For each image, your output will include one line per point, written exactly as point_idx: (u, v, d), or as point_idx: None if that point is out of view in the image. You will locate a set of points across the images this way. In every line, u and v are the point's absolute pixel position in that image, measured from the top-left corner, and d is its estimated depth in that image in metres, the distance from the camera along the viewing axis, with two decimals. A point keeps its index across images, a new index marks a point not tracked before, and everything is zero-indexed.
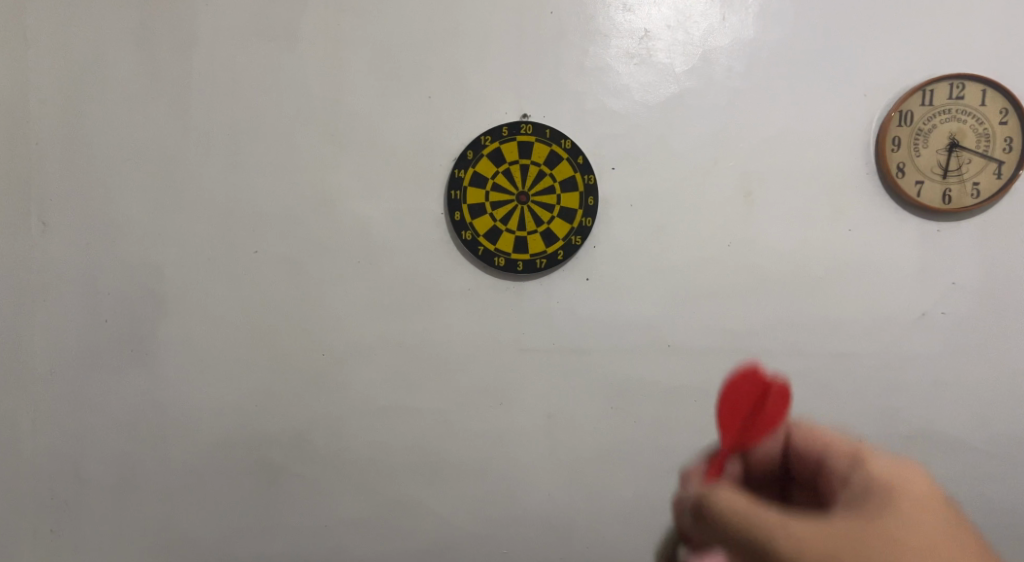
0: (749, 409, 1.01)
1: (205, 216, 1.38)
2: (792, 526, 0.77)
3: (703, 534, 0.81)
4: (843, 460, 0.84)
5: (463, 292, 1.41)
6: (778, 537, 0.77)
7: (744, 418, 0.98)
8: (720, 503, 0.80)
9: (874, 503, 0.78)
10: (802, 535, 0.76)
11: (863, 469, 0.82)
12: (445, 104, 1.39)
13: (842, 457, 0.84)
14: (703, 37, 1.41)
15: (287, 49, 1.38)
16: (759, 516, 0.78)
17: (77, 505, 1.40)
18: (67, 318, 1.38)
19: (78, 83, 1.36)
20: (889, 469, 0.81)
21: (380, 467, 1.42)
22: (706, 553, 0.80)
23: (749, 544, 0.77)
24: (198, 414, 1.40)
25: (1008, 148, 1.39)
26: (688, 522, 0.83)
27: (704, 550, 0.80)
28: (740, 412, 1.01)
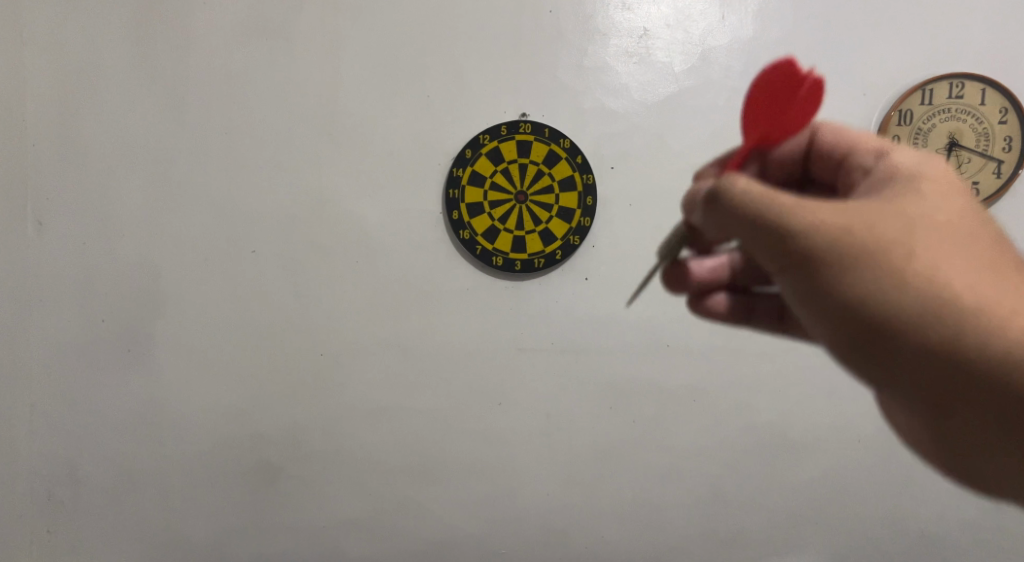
0: (782, 104, 0.84)
1: (203, 216, 1.38)
2: (813, 211, 0.79)
3: (727, 224, 0.81)
4: (867, 155, 0.88)
5: (461, 292, 1.41)
6: (800, 213, 0.79)
7: (776, 126, 0.84)
8: (742, 194, 0.79)
9: (885, 179, 0.84)
10: (820, 219, 0.79)
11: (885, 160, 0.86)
12: (443, 103, 1.39)
13: (866, 156, 0.87)
14: (702, 36, 1.41)
15: (285, 48, 1.37)
16: (777, 204, 0.79)
17: (74, 506, 1.39)
18: (63, 318, 1.38)
19: (74, 81, 1.36)
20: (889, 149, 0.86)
21: (378, 468, 1.41)
22: (725, 232, 0.82)
23: (771, 226, 0.79)
24: (196, 414, 1.39)
25: (1007, 147, 1.39)
26: (703, 215, 0.83)
27: (721, 232, 0.82)
28: (773, 86, 0.83)
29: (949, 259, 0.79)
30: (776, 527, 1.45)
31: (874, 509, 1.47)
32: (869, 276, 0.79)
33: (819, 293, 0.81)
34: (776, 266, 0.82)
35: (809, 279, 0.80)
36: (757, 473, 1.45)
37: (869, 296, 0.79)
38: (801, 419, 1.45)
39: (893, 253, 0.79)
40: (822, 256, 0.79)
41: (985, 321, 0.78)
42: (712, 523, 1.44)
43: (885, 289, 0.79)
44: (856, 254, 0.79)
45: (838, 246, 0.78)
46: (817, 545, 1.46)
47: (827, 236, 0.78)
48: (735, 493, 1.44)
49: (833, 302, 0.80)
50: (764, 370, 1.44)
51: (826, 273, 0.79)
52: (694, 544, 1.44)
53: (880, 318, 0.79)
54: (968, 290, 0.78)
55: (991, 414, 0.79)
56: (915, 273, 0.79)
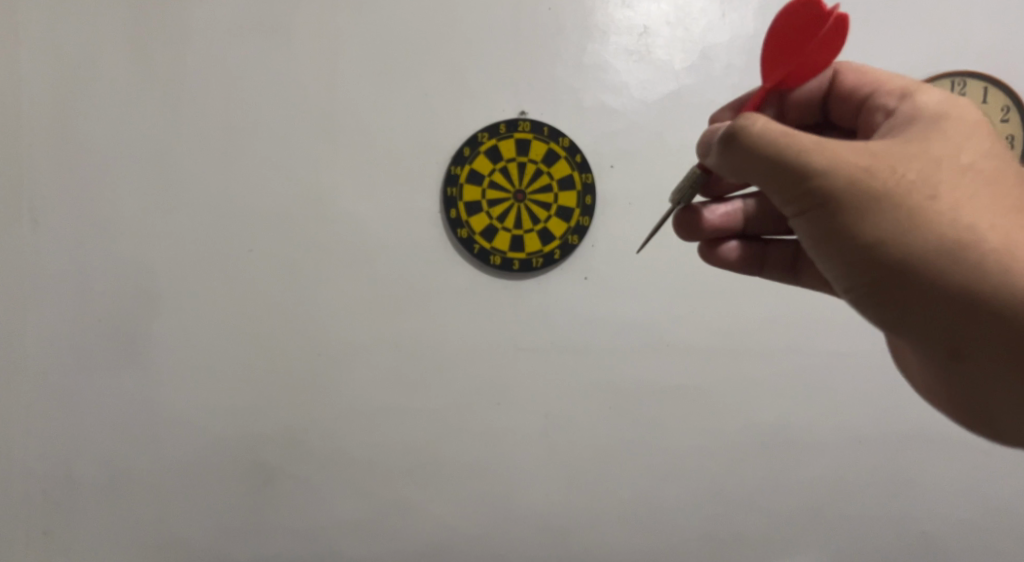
0: (799, 43, 0.83)
1: (199, 214, 1.37)
2: (834, 152, 0.77)
3: (742, 163, 0.80)
4: (891, 97, 0.87)
5: (460, 291, 1.40)
6: (819, 153, 0.77)
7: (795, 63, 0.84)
8: (758, 133, 0.78)
9: (909, 121, 0.83)
10: (838, 159, 0.76)
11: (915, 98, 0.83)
12: (442, 101, 1.38)
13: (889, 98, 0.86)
14: (702, 33, 1.40)
15: (283, 46, 1.36)
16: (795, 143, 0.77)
17: (69, 506, 1.39)
18: (59, 318, 1.37)
19: (70, 80, 1.35)
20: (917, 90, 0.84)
21: (375, 468, 1.41)
22: (739, 173, 0.81)
23: (790, 166, 0.77)
24: (192, 414, 1.39)
25: (1009, 145, 1.36)
26: (717, 158, 0.82)
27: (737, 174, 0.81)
28: (795, 22, 0.83)
29: (971, 202, 0.77)
30: (776, 528, 1.45)
31: (875, 510, 1.46)
32: (890, 215, 0.76)
33: (838, 234, 0.78)
34: (792, 208, 0.80)
35: (828, 219, 0.78)
36: (757, 474, 1.44)
37: (889, 237, 0.76)
38: (802, 419, 1.44)
39: (914, 192, 0.76)
40: (842, 194, 0.76)
41: (1011, 265, 0.74)
42: (712, 523, 1.44)
43: (907, 230, 0.76)
44: (879, 196, 0.76)
45: (856, 189, 0.76)
46: (817, 546, 1.46)
47: (847, 175, 0.76)
48: (735, 493, 1.44)
49: (851, 245, 0.78)
50: (764, 370, 1.44)
51: (847, 211, 0.77)
52: (694, 545, 1.44)
53: (903, 260, 0.76)
54: (994, 232, 0.75)
55: (1010, 368, 0.76)
56: (939, 213, 0.76)
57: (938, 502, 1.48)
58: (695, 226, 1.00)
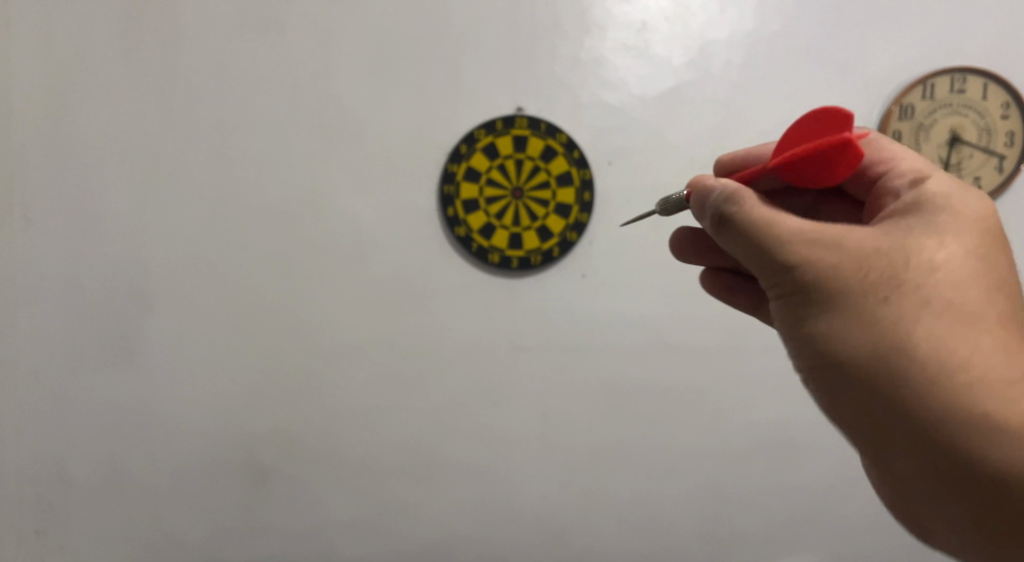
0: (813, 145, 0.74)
1: (193, 211, 1.36)
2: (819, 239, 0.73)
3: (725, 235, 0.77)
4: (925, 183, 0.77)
5: (457, 289, 1.39)
6: (797, 239, 0.72)
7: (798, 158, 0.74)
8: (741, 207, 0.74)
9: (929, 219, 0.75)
10: (826, 255, 0.72)
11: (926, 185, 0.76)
12: (438, 97, 1.37)
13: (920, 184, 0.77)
14: (701, 29, 1.39)
15: (278, 41, 1.35)
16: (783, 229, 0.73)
17: (62, 506, 1.38)
18: (51, 316, 1.36)
19: (61, 75, 1.34)
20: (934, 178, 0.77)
21: (371, 467, 1.40)
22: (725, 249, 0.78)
23: (768, 247, 0.73)
24: (186, 413, 1.37)
25: (1009, 143, 1.39)
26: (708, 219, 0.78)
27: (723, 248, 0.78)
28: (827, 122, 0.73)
29: (961, 315, 0.70)
30: (775, 528, 1.44)
31: (874, 510, 1.46)
32: (868, 314, 0.71)
33: (811, 325, 0.73)
34: (772, 289, 0.76)
35: (801, 309, 0.73)
36: (756, 473, 1.44)
37: (861, 336, 0.71)
38: (801, 418, 1.44)
39: (899, 296, 0.71)
40: (822, 291, 0.72)
41: (984, 394, 0.68)
42: (711, 523, 1.43)
43: (881, 334, 0.71)
44: (859, 294, 0.71)
45: (836, 282, 0.72)
46: (816, 547, 1.46)
47: (827, 266, 0.72)
48: (733, 493, 1.43)
49: (821, 338, 0.73)
50: (763, 368, 1.43)
51: (823, 304, 0.72)
52: (692, 545, 1.43)
53: (874, 362, 0.71)
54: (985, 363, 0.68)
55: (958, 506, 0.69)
56: (928, 319, 0.70)
57: None
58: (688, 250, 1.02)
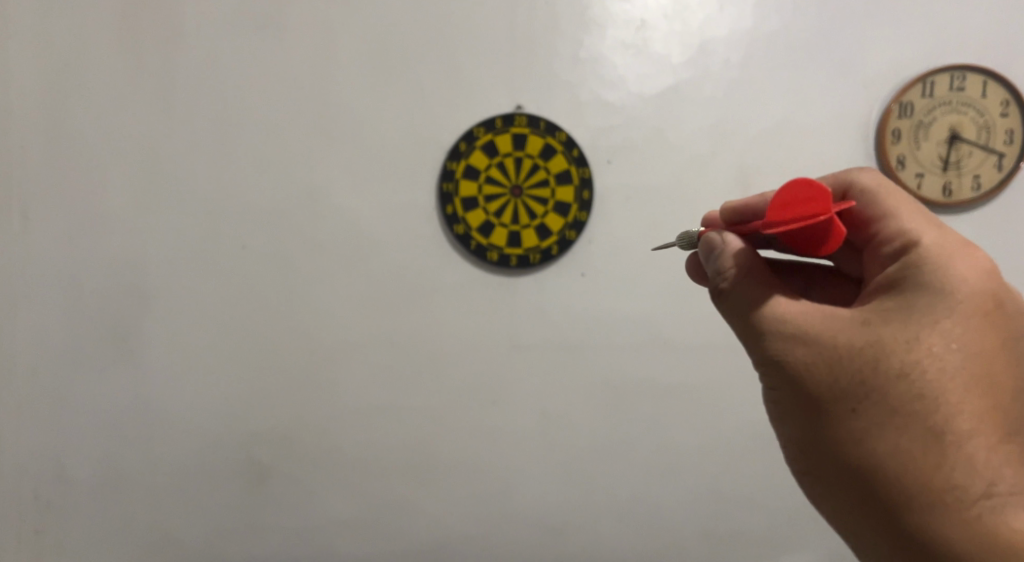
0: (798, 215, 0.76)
1: (192, 210, 1.36)
2: (801, 329, 0.75)
3: (717, 303, 0.80)
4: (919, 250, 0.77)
5: (456, 287, 1.39)
6: (783, 333, 0.75)
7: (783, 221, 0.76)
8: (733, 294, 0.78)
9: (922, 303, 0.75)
10: (811, 352, 0.74)
11: (920, 260, 0.75)
12: (437, 95, 1.37)
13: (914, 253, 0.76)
14: (700, 27, 1.39)
15: (276, 39, 1.35)
16: (772, 321, 0.76)
17: (61, 505, 1.38)
18: (49, 314, 1.35)
19: (59, 73, 1.34)
20: (932, 253, 0.75)
21: (371, 466, 1.40)
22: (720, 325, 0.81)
23: (751, 330, 0.77)
24: (186, 412, 1.37)
25: (1008, 141, 1.39)
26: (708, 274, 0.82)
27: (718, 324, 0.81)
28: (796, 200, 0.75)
29: (934, 419, 0.72)
30: (774, 526, 1.45)
31: None
32: (841, 409, 0.74)
33: (788, 411, 0.77)
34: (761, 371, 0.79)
35: (778, 392, 0.77)
36: (755, 471, 1.44)
37: (831, 429, 0.75)
38: None
39: (874, 396, 0.73)
40: (807, 386, 0.75)
41: (942, 506, 0.71)
42: (711, 521, 1.43)
43: (850, 432, 0.74)
44: (835, 391, 0.74)
45: (813, 376, 0.74)
46: (815, 545, 1.46)
47: (805, 358, 0.75)
48: (733, 491, 1.43)
49: (796, 425, 0.76)
50: None
51: (800, 396, 0.75)
52: (692, 544, 1.43)
53: (842, 458, 0.74)
54: (960, 468, 0.71)
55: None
56: (907, 417, 0.73)
57: None
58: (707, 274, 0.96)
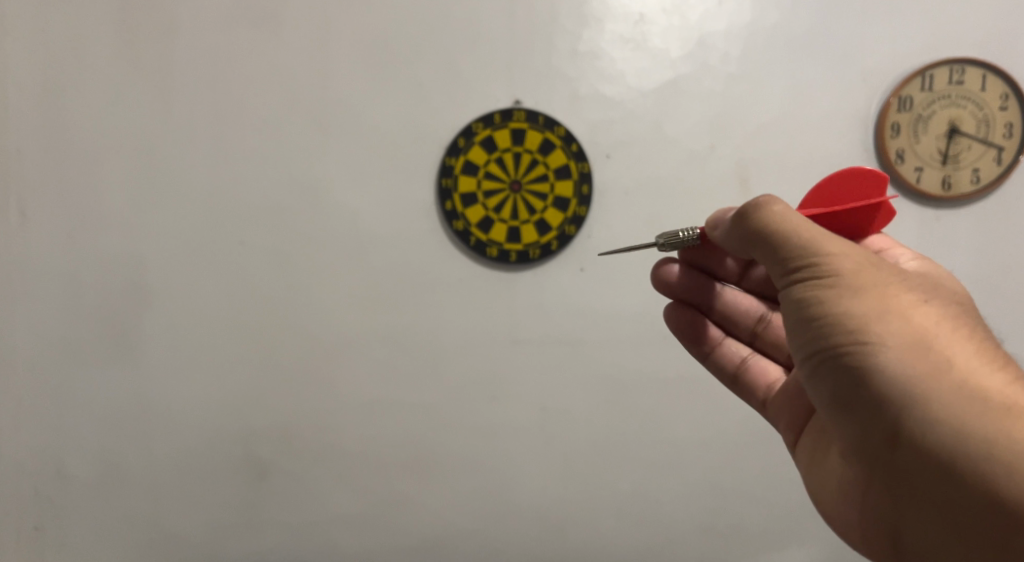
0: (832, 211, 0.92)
1: (191, 206, 1.35)
2: (837, 241, 0.87)
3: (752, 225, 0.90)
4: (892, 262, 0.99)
5: (456, 283, 1.39)
6: (823, 239, 0.87)
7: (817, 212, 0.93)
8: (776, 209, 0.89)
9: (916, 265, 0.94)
10: (846, 253, 0.86)
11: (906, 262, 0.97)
12: (435, 91, 1.37)
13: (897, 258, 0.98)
14: (699, 20, 1.39)
15: (274, 35, 1.34)
16: (811, 228, 0.87)
17: (61, 502, 1.38)
18: (47, 312, 1.35)
19: (55, 70, 1.33)
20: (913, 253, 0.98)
21: (371, 461, 1.40)
22: (751, 244, 0.90)
23: (797, 240, 0.87)
24: (186, 409, 1.37)
25: (1008, 134, 1.39)
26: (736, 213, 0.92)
27: (751, 244, 0.90)
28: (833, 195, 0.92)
29: (949, 320, 0.85)
30: (774, 521, 1.45)
31: None
32: (879, 305, 0.84)
33: (824, 304, 0.85)
34: (792, 280, 0.88)
35: (819, 294, 0.86)
36: (754, 466, 1.44)
37: (871, 321, 0.83)
38: None
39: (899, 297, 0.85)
40: (844, 280, 0.85)
41: (972, 379, 0.81)
42: (710, 515, 1.44)
43: (887, 322, 0.83)
44: (869, 286, 0.85)
45: (849, 272, 0.86)
46: (815, 539, 1.46)
47: (843, 262, 0.86)
48: (732, 485, 1.44)
49: (832, 315, 0.85)
50: None
51: (837, 287, 0.85)
52: (692, 538, 1.44)
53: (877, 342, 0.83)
54: (974, 358, 0.82)
55: (938, 471, 0.79)
56: (926, 318, 0.84)
57: None
58: (669, 283, 1.10)
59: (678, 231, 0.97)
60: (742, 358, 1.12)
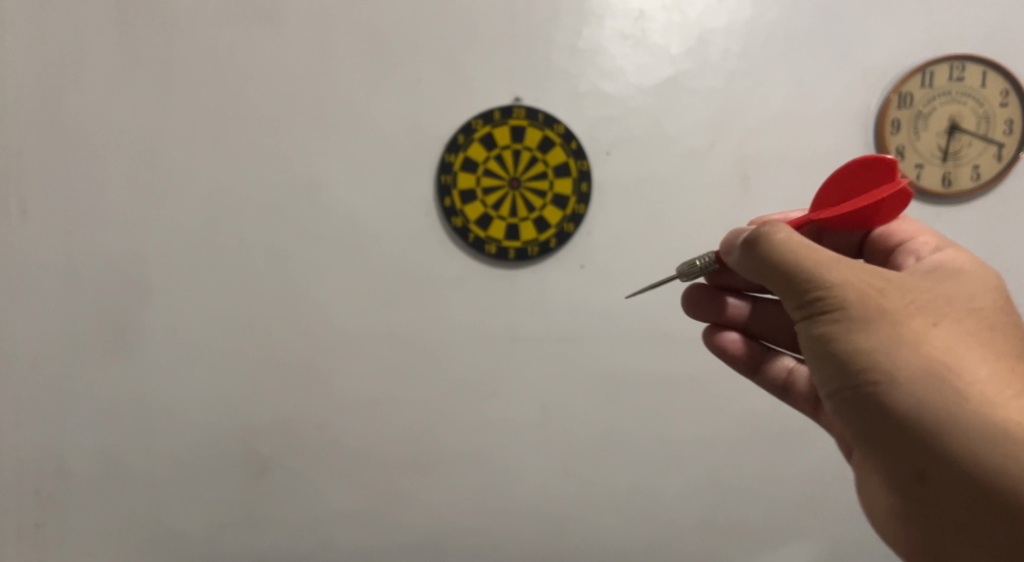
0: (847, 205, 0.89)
1: (191, 203, 1.35)
2: (848, 269, 0.84)
3: (758, 257, 0.88)
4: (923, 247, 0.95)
5: (455, 280, 1.39)
6: (832, 267, 0.84)
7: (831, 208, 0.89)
8: (782, 237, 0.86)
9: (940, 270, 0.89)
10: (855, 281, 0.84)
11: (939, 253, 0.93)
12: (435, 88, 1.36)
13: (924, 246, 0.95)
14: (699, 17, 1.38)
15: (273, 32, 1.34)
16: (818, 255, 0.85)
17: (62, 499, 1.38)
18: (47, 309, 1.36)
19: (54, 68, 1.33)
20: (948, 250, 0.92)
21: (371, 458, 1.40)
22: (760, 275, 0.89)
23: (804, 272, 0.84)
24: (186, 405, 1.38)
25: (1008, 130, 1.39)
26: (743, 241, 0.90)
27: (759, 275, 0.88)
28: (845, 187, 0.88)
29: (970, 341, 0.82)
30: (774, 517, 1.45)
31: None
32: (893, 332, 0.82)
33: (835, 337, 0.83)
34: (800, 312, 0.86)
35: (831, 327, 0.84)
36: (754, 462, 1.44)
37: (881, 353, 0.82)
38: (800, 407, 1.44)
39: (916, 322, 0.82)
40: (853, 312, 0.83)
41: (993, 406, 0.78)
42: (710, 511, 1.44)
43: (901, 351, 0.81)
44: (882, 315, 0.83)
45: (860, 301, 0.83)
46: (815, 536, 1.46)
47: (852, 291, 0.83)
48: (732, 482, 1.44)
49: (844, 350, 0.83)
50: None
51: (847, 319, 0.83)
52: (691, 534, 1.44)
53: (889, 376, 0.81)
54: (996, 382, 0.80)
55: (966, 501, 0.78)
56: (945, 343, 0.82)
57: None
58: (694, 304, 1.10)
59: (695, 259, 0.95)
60: (789, 368, 1.09)
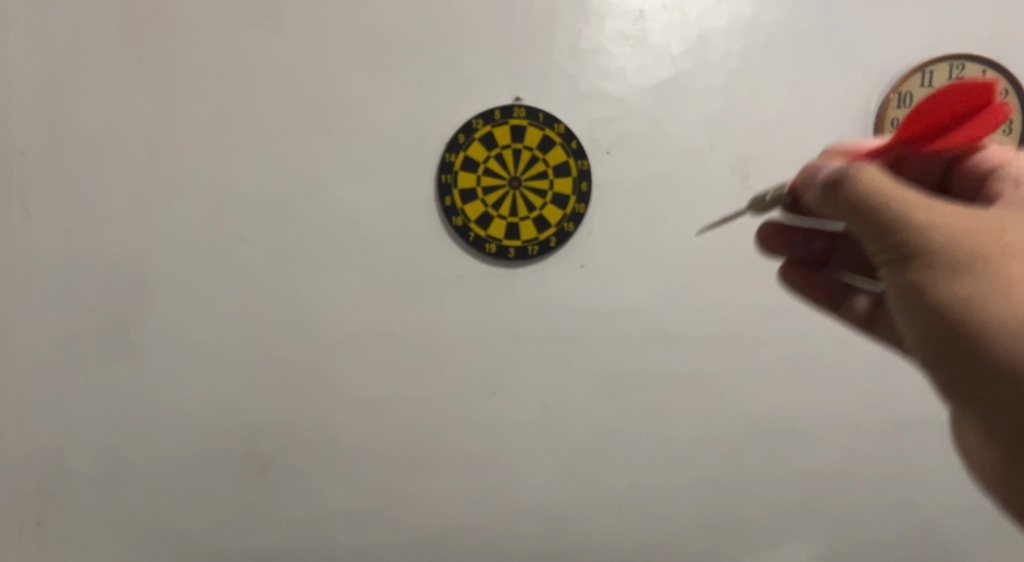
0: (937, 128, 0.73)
1: (192, 203, 1.36)
2: (935, 211, 0.71)
3: (834, 194, 0.74)
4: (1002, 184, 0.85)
5: (456, 280, 1.39)
6: (916, 207, 0.71)
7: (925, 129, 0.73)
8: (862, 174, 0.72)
9: None
10: (944, 220, 0.70)
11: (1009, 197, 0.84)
12: (436, 88, 1.37)
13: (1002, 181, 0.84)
14: (699, 18, 1.39)
15: (273, 32, 1.35)
16: (902, 192, 0.71)
17: (63, 497, 1.38)
18: (50, 308, 1.36)
19: (56, 68, 1.34)
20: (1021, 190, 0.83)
21: (371, 457, 1.40)
22: (837, 215, 0.75)
23: (887, 211, 0.71)
24: (188, 405, 1.38)
25: (1009, 130, 1.37)
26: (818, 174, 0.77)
27: (838, 214, 0.75)
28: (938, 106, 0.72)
29: None
30: (775, 516, 1.45)
31: (876, 499, 1.45)
32: (993, 279, 0.69)
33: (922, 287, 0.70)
34: (880, 257, 0.74)
35: (918, 276, 0.70)
36: (754, 462, 1.44)
37: (978, 304, 0.69)
38: (800, 407, 1.44)
39: (1020, 265, 0.69)
40: (942, 258, 0.70)
41: None
42: (710, 511, 1.44)
43: (1003, 301, 0.68)
44: (980, 261, 0.69)
45: (953, 245, 0.70)
46: (815, 536, 1.45)
47: (942, 232, 0.70)
48: (732, 481, 1.44)
49: (936, 301, 0.70)
50: (761, 356, 1.43)
51: (938, 267, 0.70)
52: (691, 534, 1.44)
53: (988, 331, 0.68)
54: None
55: None
56: None
57: (937, 491, 1.46)
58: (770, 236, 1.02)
59: (769, 192, 0.86)
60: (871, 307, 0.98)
